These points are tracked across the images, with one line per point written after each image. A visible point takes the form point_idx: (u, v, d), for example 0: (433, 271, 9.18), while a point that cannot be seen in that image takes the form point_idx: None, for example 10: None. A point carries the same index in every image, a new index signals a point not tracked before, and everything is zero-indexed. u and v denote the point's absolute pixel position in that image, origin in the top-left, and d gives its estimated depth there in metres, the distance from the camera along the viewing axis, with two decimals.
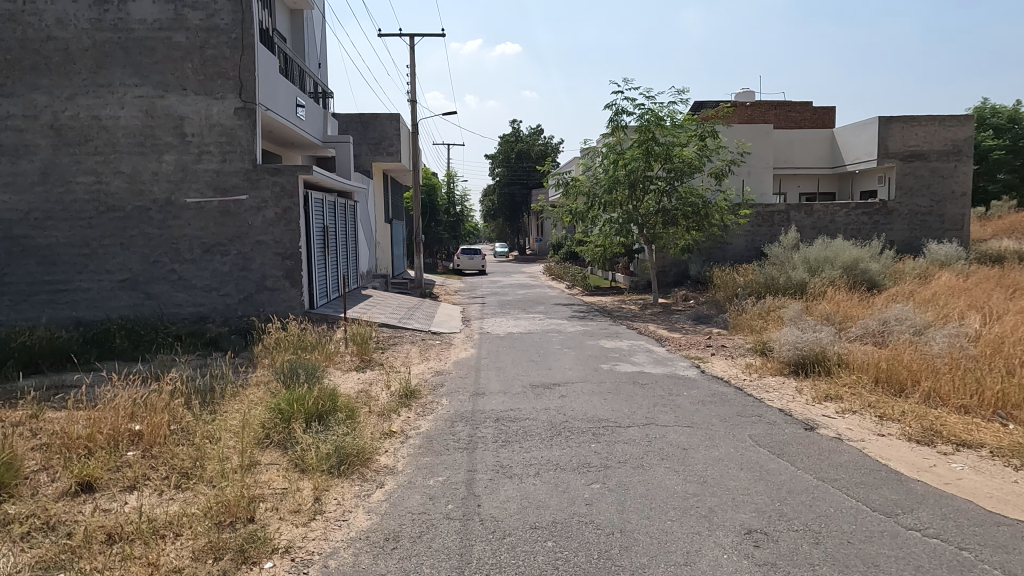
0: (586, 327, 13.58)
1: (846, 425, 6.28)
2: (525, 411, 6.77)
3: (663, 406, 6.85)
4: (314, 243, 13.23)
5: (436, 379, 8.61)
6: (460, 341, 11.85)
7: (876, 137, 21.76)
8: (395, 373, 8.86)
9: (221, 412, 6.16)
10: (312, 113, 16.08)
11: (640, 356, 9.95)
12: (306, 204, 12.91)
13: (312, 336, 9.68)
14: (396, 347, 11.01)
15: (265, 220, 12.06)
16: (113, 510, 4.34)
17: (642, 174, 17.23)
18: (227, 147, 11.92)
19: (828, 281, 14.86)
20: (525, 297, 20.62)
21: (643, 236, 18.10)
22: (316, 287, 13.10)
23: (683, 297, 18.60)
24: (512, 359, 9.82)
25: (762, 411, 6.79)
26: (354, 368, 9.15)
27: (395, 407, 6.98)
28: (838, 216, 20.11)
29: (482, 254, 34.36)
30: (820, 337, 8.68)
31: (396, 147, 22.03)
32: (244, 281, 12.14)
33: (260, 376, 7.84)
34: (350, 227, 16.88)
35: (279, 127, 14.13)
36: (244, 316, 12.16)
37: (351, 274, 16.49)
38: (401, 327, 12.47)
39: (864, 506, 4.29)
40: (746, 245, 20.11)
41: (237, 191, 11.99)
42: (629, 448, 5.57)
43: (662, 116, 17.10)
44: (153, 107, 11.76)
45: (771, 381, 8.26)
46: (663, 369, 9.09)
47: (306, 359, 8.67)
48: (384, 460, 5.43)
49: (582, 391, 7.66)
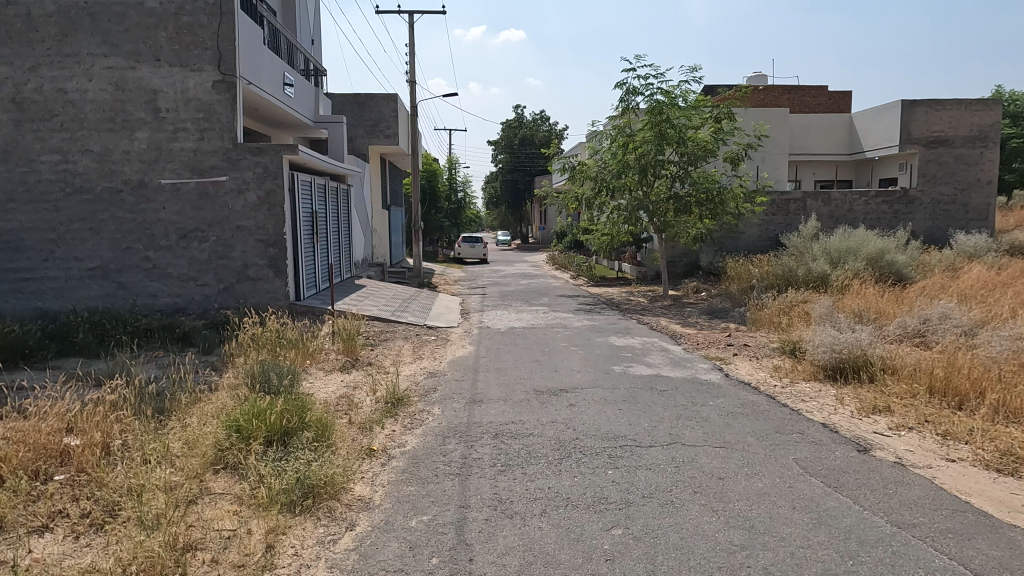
0: (593, 321, 12.64)
1: (906, 446, 5.35)
2: (528, 425, 5.85)
3: (688, 420, 5.94)
4: (300, 228, 12.20)
5: (427, 383, 7.67)
6: (457, 337, 10.91)
7: (898, 121, 20.76)
8: (384, 375, 7.94)
9: (171, 424, 5.23)
10: (302, 90, 15.08)
11: (655, 356, 9.02)
12: (293, 187, 11.93)
13: (294, 332, 8.77)
14: (386, 343, 10.07)
15: (246, 204, 11.11)
16: (9, 563, 3.44)
17: (654, 158, 16.22)
18: (205, 124, 10.95)
19: (853, 274, 13.91)
20: (528, 288, 19.66)
21: (653, 224, 17.21)
22: (303, 278, 12.14)
23: (694, 289, 17.64)
24: (514, 359, 8.88)
25: (803, 427, 5.86)
26: (338, 369, 8.22)
27: (378, 419, 6.07)
28: (858, 205, 19.07)
29: (483, 242, 33.38)
30: (859, 339, 7.74)
31: (394, 130, 21.00)
32: (224, 270, 11.21)
33: (229, 382, 6.91)
34: (343, 213, 15.93)
35: (265, 104, 13.12)
36: (225, 308, 11.24)
37: (344, 262, 15.58)
38: (393, 321, 11.52)
39: (962, 568, 3.36)
40: (760, 234, 19.16)
41: (215, 171, 11.02)
42: (653, 476, 4.65)
43: (675, 96, 16.04)
44: (123, 79, 10.76)
45: (805, 388, 7.33)
46: (682, 371, 8.13)
47: (283, 359, 7.77)
48: (358, 489, 4.49)
49: (593, 399, 6.73)
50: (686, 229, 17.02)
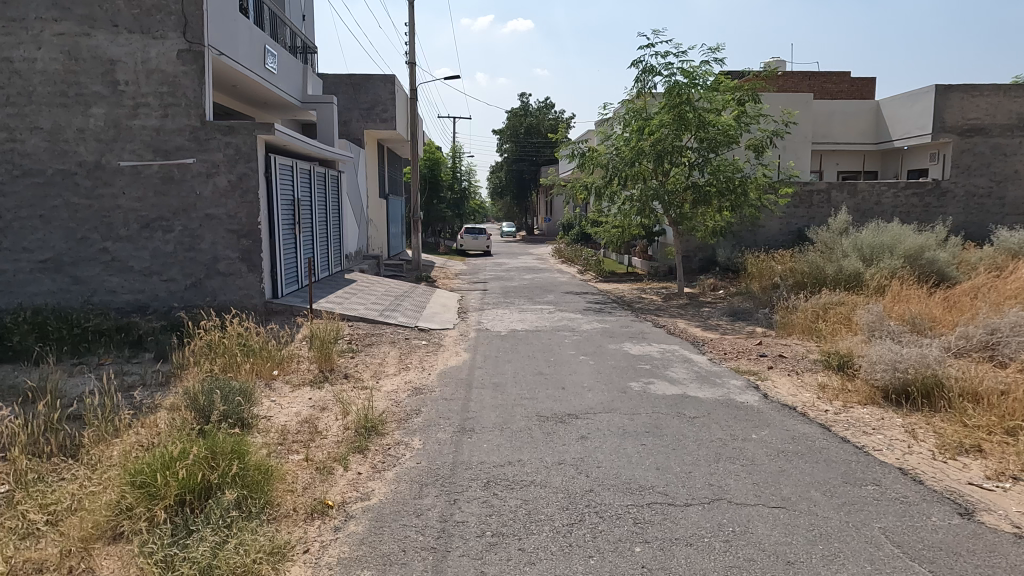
0: (603, 323, 11.41)
1: (1020, 507, 4.10)
2: (528, 468, 4.63)
3: (732, 464, 4.72)
4: (280, 216, 10.98)
5: (410, 404, 6.44)
6: (451, 342, 9.68)
7: (932, 108, 19.52)
8: (361, 392, 6.77)
9: (61, 475, 3.99)
10: (287, 67, 13.81)
11: (678, 369, 7.81)
12: (272, 171, 10.67)
13: (260, 337, 7.58)
14: (370, 350, 8.84)
15: (216, 189, 9.89)
16: None
17: (671, 143, 14.91)
18: (169, 99, 9.71)
19: (888, 273, 12.65)
20: (532, 283, 18.45)
21: (668, 217, 15.93)
22: (282, 273, 10.90)
23: (710, 287, 16.37)
24: (514, 372, 7.67)
25: (877, 474, 4.62)
26: (308, 385, 7.01)
27: (342, 458, 4.89)
28: (887, 197, 17.69)
29: (487, 233, 32.16)
30: (925, 353, 6.48)
31: (391, 114, 19.73)
32: (191, 263, 10.02)
33: (167, 409, 5.70)
34: (332, 202, 14.66)
35: (243, 80, 11.88)
36: (192, 306, 10.05)
37: (332, 254, 14.33)
38: (380, 323, 10.30)
39: None
40: (781, 229, 17.91)
41: (181, 153, 9.80)
42: (697, 558, 3.41)
43: (695, 76, 14.73)
44: (76, 47, 9.50)
45: (864, 415, 6.09)
46: (711, 391, 6.88)
47: (236, 377, 6.55)
48: (297, 572, 3.28)
49: (607, 430, 5.51)
50: (703, 222, 15.73)
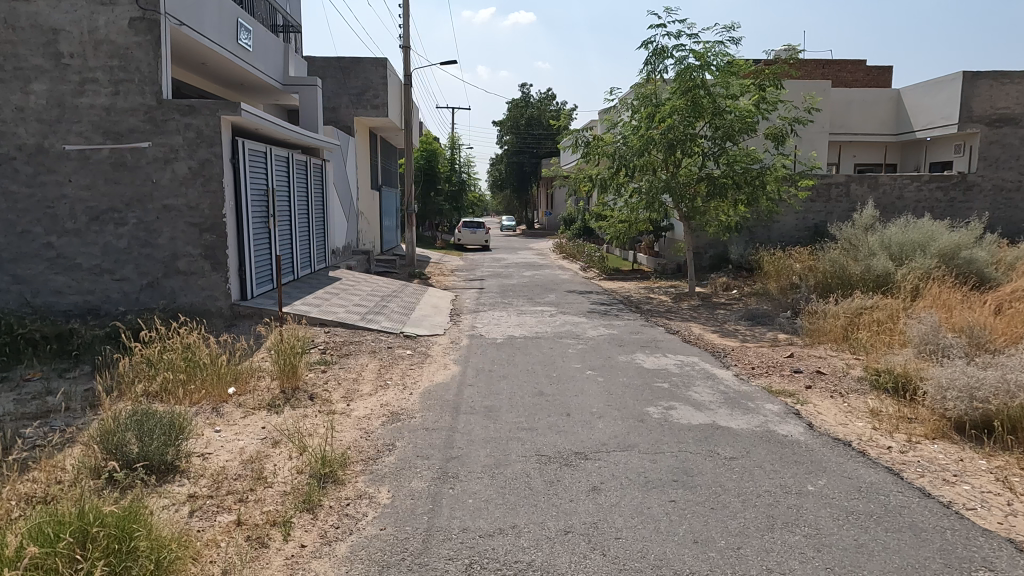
0: (611, 329, 10.30)
1: None
2: (524, 542, 3.53)
3: (795, 538, 3.58)
4: (251, 208, 9.82)
5: (382, 436, 5.32)
6: (440, 351, 8.57)
7: (959, 96, 18.33)
8: (324, 421, 5.64)
9: None
10: (264, 44, 12.59)
11: (702, 389, 6.71)
12: (243, 158, 9.49)
13: (210, 349, 6.44)
14: (346, 362, 7.73)
15: (175, 176, 8.74)
16: None
17: (684, 131, 13.72)
18: (121, 74, 8.54)
19: (922, 273, 11.53)
20: (532, 282, 17.32)
21: (679, 211, 14.79)
22: (254, 272, 9.75)
23: (723, 286, 15.23)
24: (511, 391, 6.57)
25: (987, 552, 3.50)
26: (264, 409, 5.90)
27: (285, 521, 3.78)
28: (910, 191, 16.55)
29: (485, 227, 30.95)
30: (1007, 375, 5.36)
31: (383, 99, 18.54)
32: (147, 261, 8.89)
33: (79, 447, 4.59)
34: (315, 194, 13.52)
35: (211, 56, 10.69)
36: (149, 308, 8.91)
37: (314, 250, 13.19)
38: (361, 329, 9.18)
39: None
40: (797, 224, 16.82)
41: (135, 136, 8.65)
42: None
43: (709, 58, 13.54)
44: (14, 14, 8.34)
45: (936, 453, 4.99)
46: (745, 420, 5.75)
47: (170, 407, 5.41)
48: None
49: (625, 477, 4.40)
50: (717, 217, 14.62)
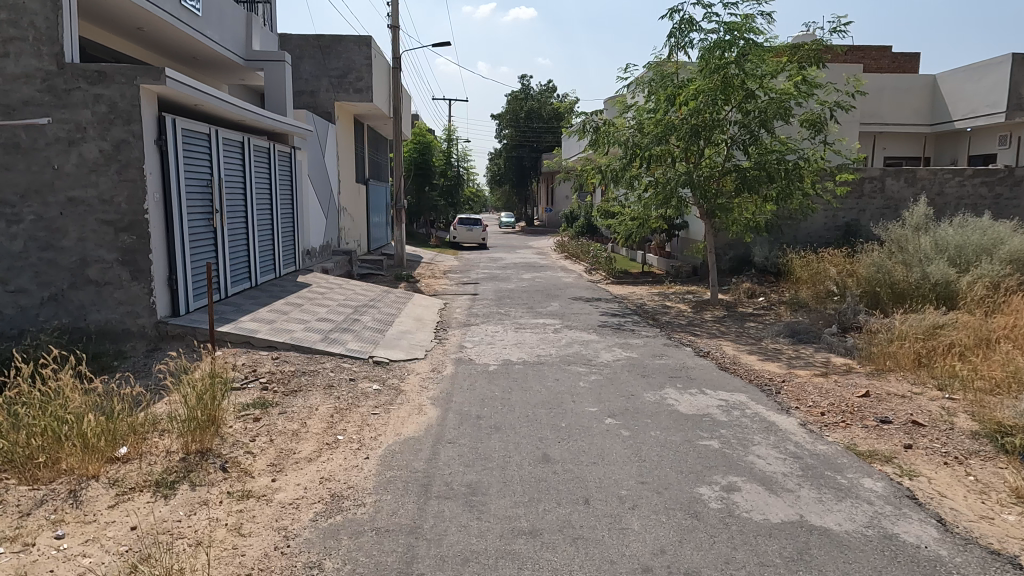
0: (629, 350, 8.49)
1: None
2: None
3: None
4: (189, 205, 7.98)
5: (308, 547, 3.51)
6: (415, 384, 6.76)
7: (1007, 81, 16.52)
8: (231, 516, 3.82)
9: None
10: (219, 10, 10.71)
11: (767, 450, 4.93)
12: (175, 141, 7.66)
13: (91, 397, 4.62)
14: (293, 402, 5.94)
15: (82, 161, 6.93)
16: None
17: (710, 117, 11.91)
18: (10, 31, 6.70)
19: (991, 281, 9.71)
20: (532, 286, 15.45)
21: (699, 208, 12.97)
22: (190, 284, 7.91)
23: (747, 292, 13.45)
24: (504, 455, 4.76)
25: None
26: (148, 491, 4.08)
27: None
28: (952, 186, 14.75)
29: (481, 225, 29.07)
30: None
31: (367, 82, 16.66)
32: (49, 267, 7.06)
33: None
34: (282, 186, 11.69)
35: (146, 18, 8.84)
36: (52, 327, 7.10)
37: (279, 254, 11.37)
38: (318, 354, 7.36)
39: None
40: (828, 223, 15.05)
41: (30, 109, 6.80)
42: None
43: (744, 30, 11.63)
44: None
45: None
46: (846, 511, 3.97)
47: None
48: None
49: None
50: (743, 215, 12.85)
